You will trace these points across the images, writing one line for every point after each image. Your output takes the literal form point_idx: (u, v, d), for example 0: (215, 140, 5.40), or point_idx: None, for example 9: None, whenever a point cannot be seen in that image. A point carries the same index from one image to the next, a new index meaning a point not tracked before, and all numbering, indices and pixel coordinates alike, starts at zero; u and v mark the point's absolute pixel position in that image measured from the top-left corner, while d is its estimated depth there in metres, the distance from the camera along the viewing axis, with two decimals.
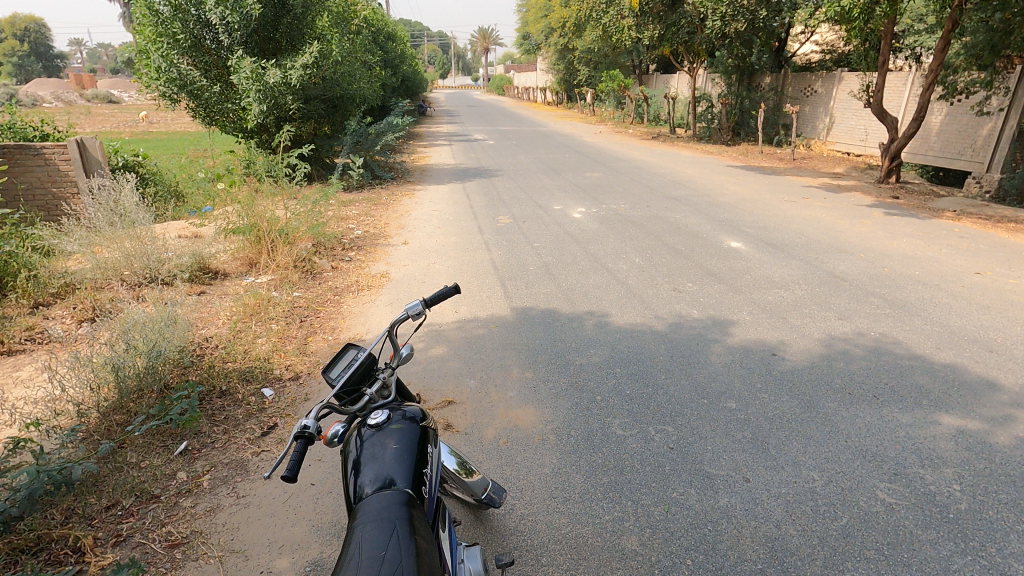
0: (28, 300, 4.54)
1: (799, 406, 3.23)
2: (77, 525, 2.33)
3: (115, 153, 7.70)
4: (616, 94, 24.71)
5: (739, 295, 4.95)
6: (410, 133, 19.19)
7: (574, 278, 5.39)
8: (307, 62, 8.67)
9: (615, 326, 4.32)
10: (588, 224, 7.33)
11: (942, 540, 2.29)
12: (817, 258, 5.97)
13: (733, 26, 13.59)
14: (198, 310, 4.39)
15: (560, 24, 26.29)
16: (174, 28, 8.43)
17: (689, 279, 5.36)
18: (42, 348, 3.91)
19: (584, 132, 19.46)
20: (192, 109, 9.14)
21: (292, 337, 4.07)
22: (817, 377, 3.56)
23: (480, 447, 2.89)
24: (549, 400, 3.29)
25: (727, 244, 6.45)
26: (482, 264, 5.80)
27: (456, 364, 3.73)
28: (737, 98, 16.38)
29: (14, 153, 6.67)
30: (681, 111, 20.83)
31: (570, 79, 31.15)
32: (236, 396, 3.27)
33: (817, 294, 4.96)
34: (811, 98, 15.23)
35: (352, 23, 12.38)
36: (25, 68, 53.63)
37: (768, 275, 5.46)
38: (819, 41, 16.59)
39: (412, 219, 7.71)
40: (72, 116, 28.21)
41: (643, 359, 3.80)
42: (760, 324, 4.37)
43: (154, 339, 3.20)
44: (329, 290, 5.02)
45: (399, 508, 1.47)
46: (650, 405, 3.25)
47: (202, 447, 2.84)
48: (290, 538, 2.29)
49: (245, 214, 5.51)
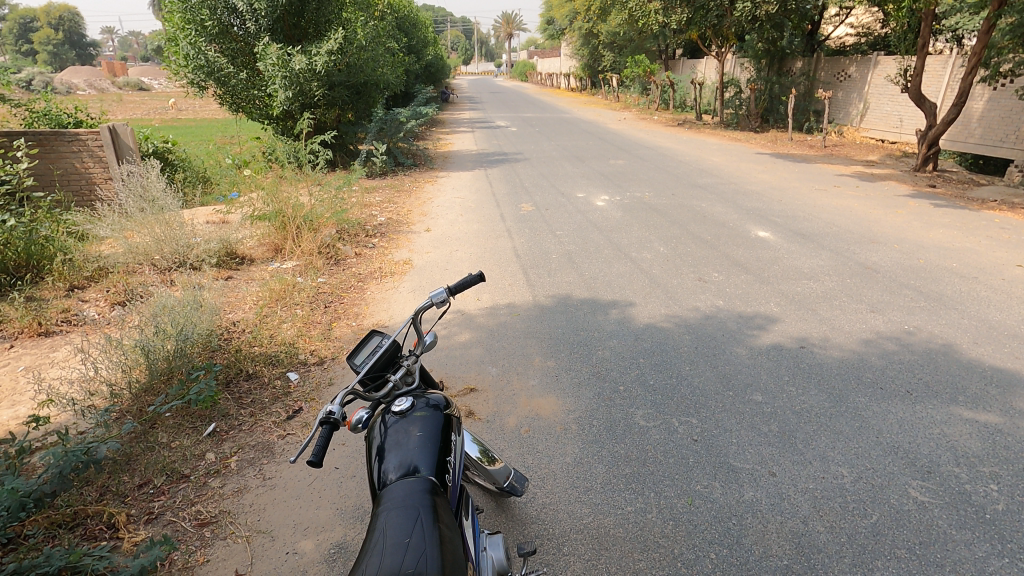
0: (63, 283, 4.65)
1: (828, 400, 3.16)
2: (111, 502, 2.40)
3: (145, 140, 7.85)
4: (642, 80, 24.35)
5: (766, 286, 4.84)
6: (434, 119, 19.21)
7: (596, 267, 5.33)
8: (332, 48, 8.71)
9: (640, 317, 4.26)
10: (612, 212, 7.25)
11: (977, 541, 2.22)
12: (848, 248, 5.81)
13: (764, 8, 13.15)
14: (226, 295, 4.48)
15: (584, 9, 25.95)
16: (202, 16, 8.53)
17: (715, 269, 5.26)
18: (76, 330, 4.01)
19: (608, 119, 19.23)
20: (220, 96, 9.25)
21: (317, 322, 4.11)
22: (848, 371, 3.46)
23: (502, 435, 2.89)
24: (572, 390, 3.27)
25: (755, 234, 6.32)
26: (504, 252, 5.77)
27: (478, 351, 3.73)
28: (767, 83, 15.98)
29: (48, 140, 6.82)
30: (708, 97, 20.42)
31: (596, 64, 30.80)
32: (262, 379, 3.33)
33: (848, 286, 4.83)
34: (845, 82, 14.75)
35: (377, 10, 12.39)
36: (61, 56, 55.19)
37: (797, 265, 5.34)
38: (855, 23, 16.03)
39: (435, 206, 7.71)
40: (105, 102, 28.78)
41: (668, 349, 3.74)
42: (788, 316, 4.26)
43: (182, 323, 3.25)
44: (353, 277, 5.05)
45: (423, 495, 1.47)
46: (674, 396, 3.20)
47: (230, 429, 2.90)
48: (315, 521, 2.32)
49: (270, 200, 5.57)
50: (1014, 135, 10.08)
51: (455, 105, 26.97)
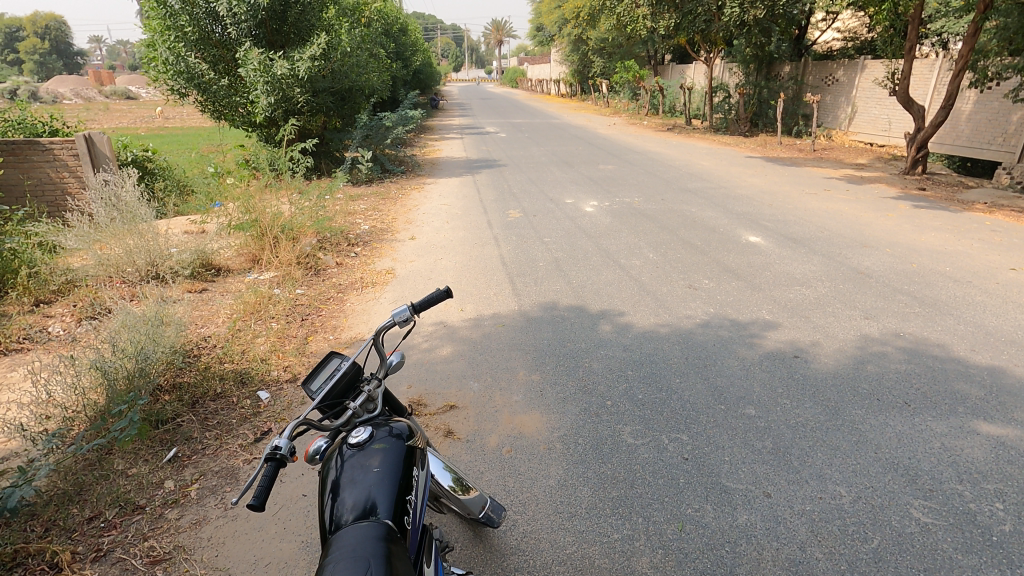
0: (29, 298, 4.47)
1: (823, 414, 3.02)
2: (57, 538, 2.22)
3: (124, 149, 7.70)
4: (632, 86, 24.41)
5: (757, 293, 4.73)
6: (423, 126, 19.11)
7: (585, 274, 5.20)
8: (315, 53, 8.58)
9: (630, 326, 4.11)
10: (601, 218, 7.15)
11: (984, 566, 2.08)
12: (840, 253, 5.72)
13: (752, 13, 13.13)
14: (198, 309, 4.30)
15: (573, 16, 25.97)
16: (181, 21, 8.36)
17: (705, 275, 5.15)
18: (37, 347, 3.82)
19: (597, 124, 19.19)
20: (201, 103, 9.08)
21: (292, 336, 3.92)
22: (844, 382, 3.33)
23: (482, 456, 2.72)
24: (556, 406, 3.12)
25: (746, 239, 6.22)
26: (491, 261, 5.62)
27: (460, 365, 3.56)
28: (756, 88, 16.01)
29: (23, 149, 6.67)
30: (697, 102, 20.47)
31: (585, 70, 30.89)
32: (231, 399, 3.15)
33: (841, 291, 4.73)
34: (832, 86, 14.79)
35: (362, 17, 12.28)
36: (47, 65, 54.78)
37: (789, 271, 5.23)
38: (841, 28, 16.12)
39: (421, 214, 7.57)
40: (90, 111, 28.56)
41: (657, 361, 3.60)
42: (781, 323, 4.14)
43: (143, 341, 3.08)
44: (333, 288, 4.88)
45: (376, 544, 1.30)
46: (664, 411, 3.06)
47: (193, 454, 2.72)
48: (278, 556, 2.15)
49: (246, 210, 5.40)
50: (1002, 137, 10.09)
51: (445, 112, 26.75)
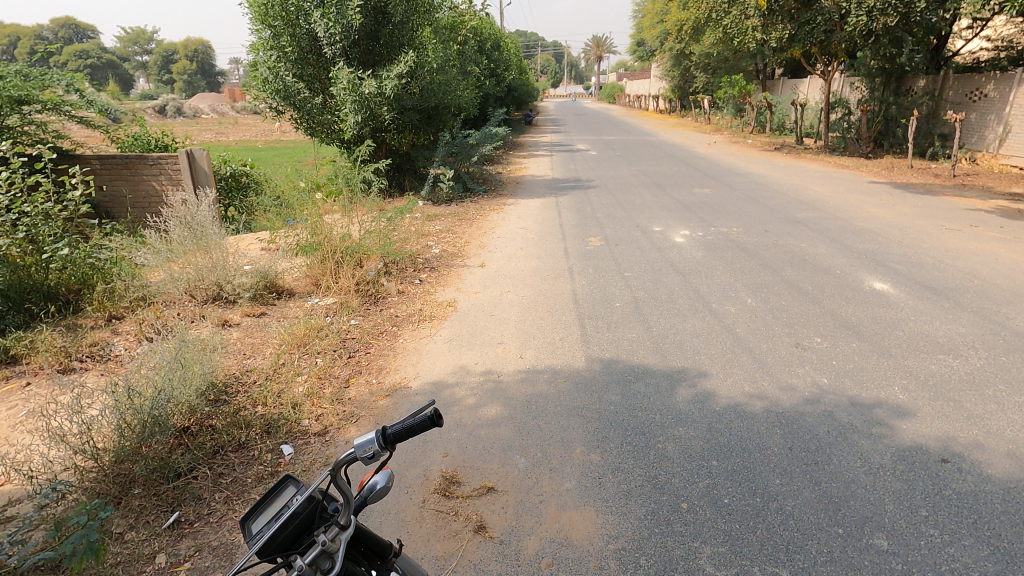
0: (103, 313, 4.55)
1: (991, 561, 2.18)
2: None
3: (224, 164, 8.08)
4: (736, 102, 22.90)
5: (886, 360, 3.81)
6: (513, 143, 19.02)
7: (667, 321, 4.52)
8: (402, 71, 8.58)
9: (719, 395, 3.39)
10: (691, 251, 6.39)
11: None
12: (998, 311, 4.58)
13: (882, 22, 11.59)
14: (249, 338, 4.13)
15: (676, 31, 24.94)
16: (282, 42, 8.63)
17: (817, 331, 4.28)
18: (95, 367, 3.80)
19: (696, 142, 18.11)
20: (296, 120, 9.33)
21: (334, 377, 3.62)
22: (1020, 509, 2.43)
23: (515, 568, 2.19)
24: (616, 502, 2.51)
25: (869, 285, 5.21)
26: (562, 296, 5.08)
27: (507, 431, 3.04)
28: (882, 104, 14.26)
29: (134, 163, 7.09)
30: (811, 119, 18.69)
31: (687, 86, 29.63)
32: (252, 453, 2.85)
33: (1003, 366, 3.69)
34: (980, 102, 12.79)
35: (456, 36, 12.32)
36: (194, 84, 62.02)
37: (927, 332, 4.23)
38: (992, 36, 13.98)
39: (496, 237, 7.21)
40: (220, 126, 31.52)
41: (752, 450, 2.87)
42: (919, 408, 3.24)
43: (165, 384, 2.84)
44: (389, 320, 4.58)
45: None
46: (758, 529, 2.35)
47: (196, 520, 2.43)
48: None
49: (313, 232, 5.28)
50: None
51: (539, 128, 26.67)
